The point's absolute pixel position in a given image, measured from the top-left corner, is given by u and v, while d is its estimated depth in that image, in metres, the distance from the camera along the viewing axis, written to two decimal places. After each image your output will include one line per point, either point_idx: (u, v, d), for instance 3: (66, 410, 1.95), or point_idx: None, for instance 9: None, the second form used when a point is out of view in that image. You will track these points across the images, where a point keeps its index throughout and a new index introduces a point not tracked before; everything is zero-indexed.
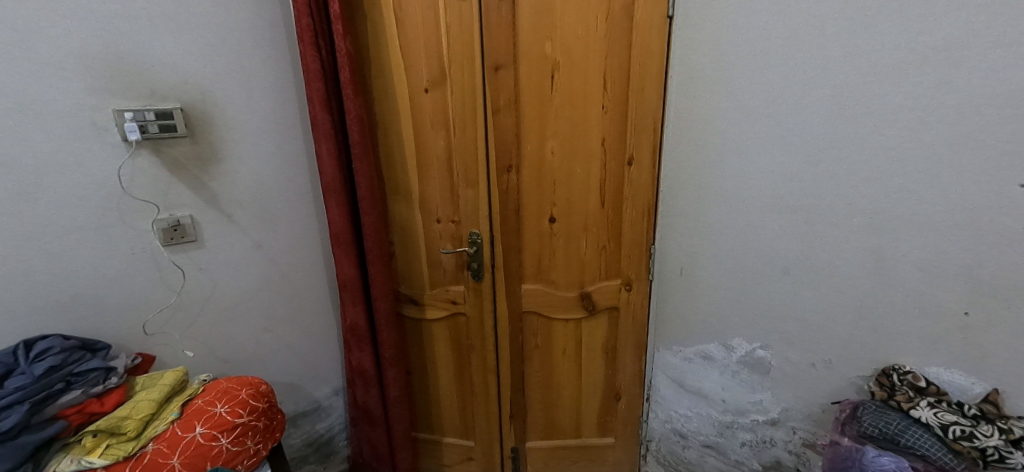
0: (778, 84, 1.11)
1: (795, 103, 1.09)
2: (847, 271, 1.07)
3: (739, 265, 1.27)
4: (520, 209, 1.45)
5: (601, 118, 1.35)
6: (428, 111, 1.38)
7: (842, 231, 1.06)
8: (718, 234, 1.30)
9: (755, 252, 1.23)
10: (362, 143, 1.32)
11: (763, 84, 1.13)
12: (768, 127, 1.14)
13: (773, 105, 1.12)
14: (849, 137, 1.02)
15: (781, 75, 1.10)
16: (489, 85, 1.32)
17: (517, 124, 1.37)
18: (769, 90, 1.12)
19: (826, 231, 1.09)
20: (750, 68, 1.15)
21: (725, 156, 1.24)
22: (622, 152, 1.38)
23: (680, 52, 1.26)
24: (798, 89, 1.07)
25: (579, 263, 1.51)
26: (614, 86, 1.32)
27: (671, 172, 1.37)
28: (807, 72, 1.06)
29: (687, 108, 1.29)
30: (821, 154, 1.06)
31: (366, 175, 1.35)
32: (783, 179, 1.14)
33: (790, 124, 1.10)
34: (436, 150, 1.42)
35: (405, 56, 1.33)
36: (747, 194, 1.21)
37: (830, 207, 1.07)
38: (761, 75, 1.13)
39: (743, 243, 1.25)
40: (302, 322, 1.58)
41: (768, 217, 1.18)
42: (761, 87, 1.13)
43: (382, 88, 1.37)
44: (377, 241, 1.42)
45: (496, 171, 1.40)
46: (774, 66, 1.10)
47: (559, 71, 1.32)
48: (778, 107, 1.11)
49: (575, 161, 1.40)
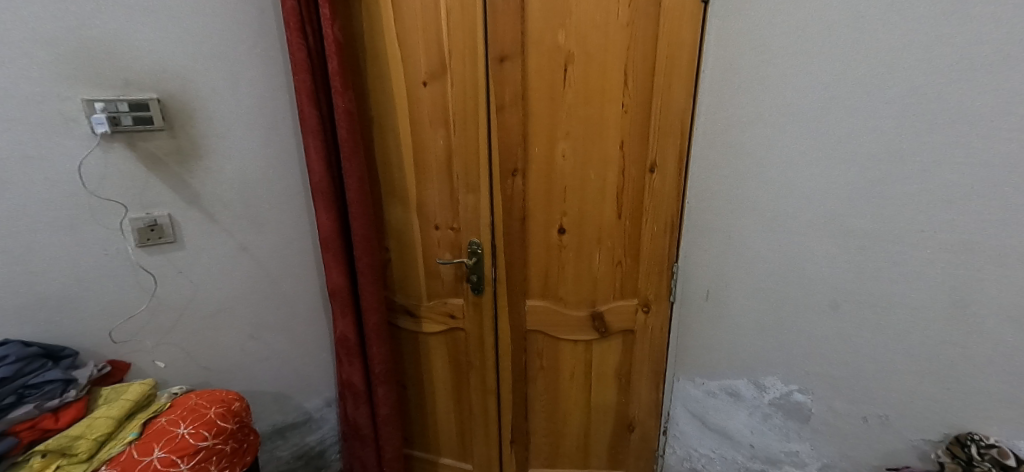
0: (831, 83, 0.91)
1: (852, 104, 0.89)
2: (914, 310, 0.88)
3: (776, 293, 1.08)
4: (526, 218, 1.31)
5: (620, 118, 1.19)
6: (426, 106, 1.25)
7: (909, 262, 0.87)
8: (751, 256, 1.11)
9: (794, 280, 1.03)
10: (352, 141, 1.20)
11: (811, 82, 0.94)
12: (816, 133, 0.95)
13: (822, 108, 0.93)
14: (924, 147, 0.82)
15: (834, 72, 0.90)
16: (494, 79, 1.18)
17: (524, 123, 1.22)
18: (818, 90, 0.93)
19: (890, 261, 0.89)
20: (796, 61, 0.95)
21: (761, 166, 1.05)
22: (643, 157, 1.21)
23: (715, 43, 1.09)
24: (858, 86, 0.88)
25: (591, 279, 1.36)
26: (636, 82, 1.15)
27: (698, 181, 1.20)
28: (870, 66, 0.86)
29: (720, 108, 1.11)
30: (883, 167, 0.87)
31: (356, 176, 1.23)
32: (833, 196, 0.94)
33: (845, 130, 0.90)
34: (435, 150, 1.29)
35: (401, 45, 1.20)
36: (787, 213, 1.02)
37: (895, 231, 0.87)
38: (807, 71, 0.94)
39: (782, 268, 1.06)
40: (291, 329, 1.48)
41: (813, 240, 0.99)
42: (808, 86, 0.94)
43: (377, 81, 1.25)
44: (368, 247, 1.30)
45: (499, 175, 1.26)
46: (827, 58, 0.91)
47: (572, 64, 1.16)
48: (830, 110, 0.92)
49: (588, 167, 1.25)
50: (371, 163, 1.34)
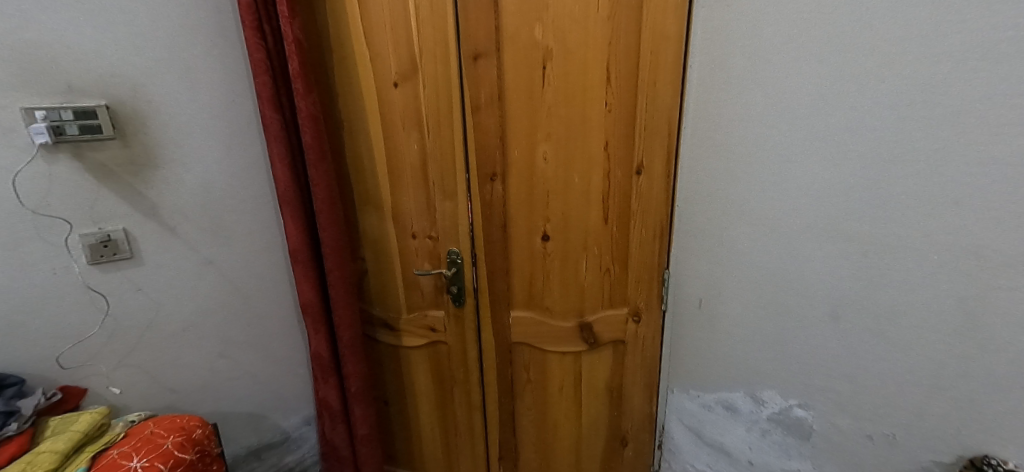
0: (826, 75, 0.84)
1: (851, 99, 0.82)
2: (926, 320, 0.80)
3: (774, 301, 1.01)
4: (507, 224, 1.23)
5: (603, 117, 1.12)
6: (398, 108, 1.18)
7: (913, 271, 0.80)
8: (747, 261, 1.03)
9: (796, 288, 0.96)
10: (317, 147, 1.13)
11: (805, 75, 0.87)
12: (812, 131, 0.88)
13: (818, 102, 0.86)
14: (928, 147, 0.75)
15: (831, 63, 0.83)
16: (468, 78, 1.11)
17: (502, 124, 1.14)
18: (812, 83, 0.86)
19: (893, 269, 0.82)
20: (790, 52, 0.88)
21: (751, 166, 0.99)
22: (629, 158, 1.14)
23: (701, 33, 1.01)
24: (857, 81, 0.81)
25: (577, 289, 1.29)
26: (619, 78, 1.08)
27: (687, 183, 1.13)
28: (869, 58, 0.79)
29: (707, 106, 1.05)
30: (886, 167, 0.79)
31: (323, 183, 1.16)
32: (830, 198, 0.87)
33: (845, 126, 0.83)
34: (409, 154, 1.22)
35: (369, 43, 1.14)
36: (782, 216, 0.95)
37: (898, 237, 0.80)
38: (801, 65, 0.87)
39: (779, 274, 0.98)
40: (264, 346, 1.40)
41: (811, 244, 0.91)
42: (801, 80, 0.87)
43: (345, 81, 1.18)
44: (340, 259, 1.23)
45: (477, 180, 1.19)
46: (823, 49, 0.84)
47: (551, 61, 1.09)
48: (825, 104, 0.85)
49: (571, 169, 1.18)
50: (342, 170, 1.27)
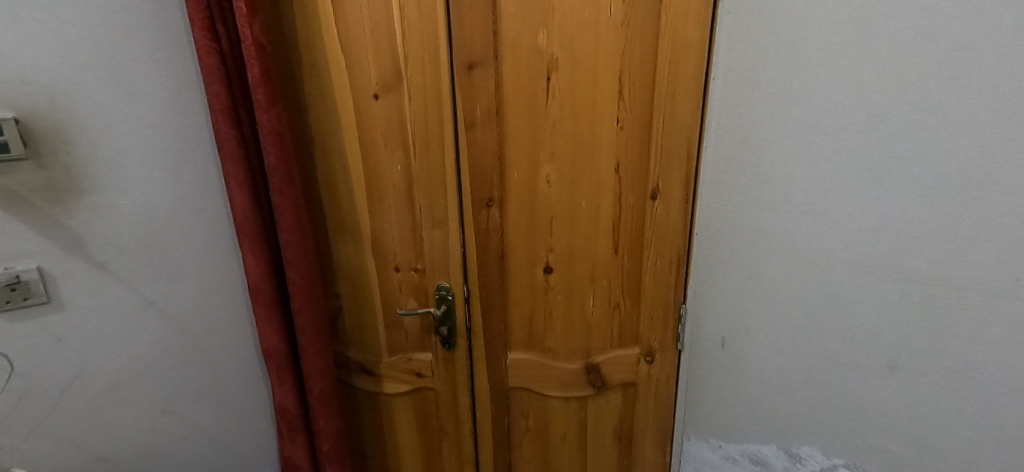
0: (892, 89, 0.69)
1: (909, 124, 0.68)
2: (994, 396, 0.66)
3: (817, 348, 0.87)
4: (505, 256, 1.08)
5: (615, 136, 0.99)
6: (380, 124, 1.03)
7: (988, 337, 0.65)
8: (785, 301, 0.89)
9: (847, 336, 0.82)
10: (285, 169, 0.96)
11: (864, 88, 0.72)
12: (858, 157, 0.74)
13: (875, 123, 0.72)
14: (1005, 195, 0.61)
15: (896, 74, 0.68)
16: (460, 90, 0.97)
17: (500, 143, 1.00)
18: (872, 98, 0.71)
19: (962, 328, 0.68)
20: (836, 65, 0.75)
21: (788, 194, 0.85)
22: (643, 182, 1.02)
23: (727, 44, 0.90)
24: (917, 103, 0.67)
25: (584, 326, 1.14)
26: (634, 92, 0.96)
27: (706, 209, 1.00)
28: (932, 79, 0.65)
29: (728, 123, 0.93)
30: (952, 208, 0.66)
31: (292, 211, 0.98)
32: (882, 235, 0.74)
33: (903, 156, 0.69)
34: (393, 177, 1.06)
35: (345, 50, 0.98)
36: (831, 253, 0.81)
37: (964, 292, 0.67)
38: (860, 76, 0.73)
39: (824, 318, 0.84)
40: (219, 400, 1.18)
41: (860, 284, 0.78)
42: (856, 94, 0.73)
43: (317, 93, 1.02)
44: (312, 298, 1.05)
45: (471, 207, 1.04)
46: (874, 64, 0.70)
47: (556, 72, 0.95)
48: (888, 123, 0.70)
49: (577, 194, 1.04)
50: (314, 193, 1.10)
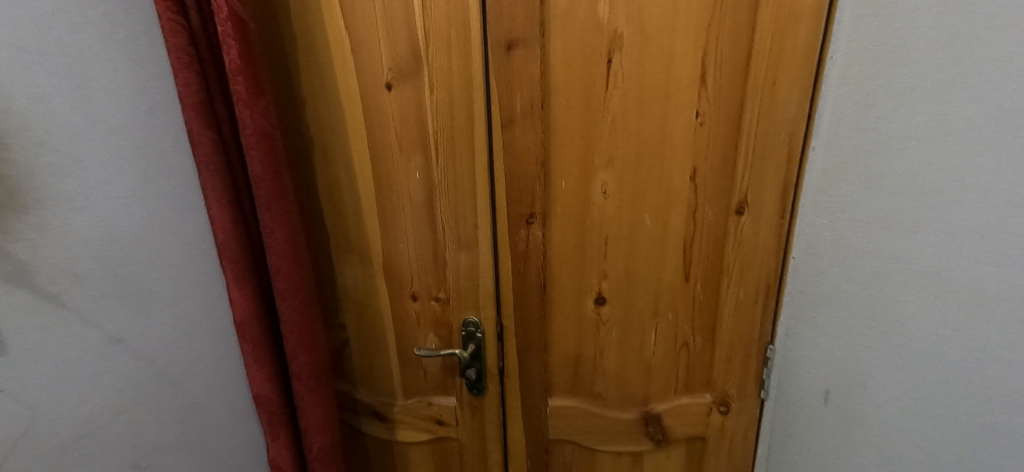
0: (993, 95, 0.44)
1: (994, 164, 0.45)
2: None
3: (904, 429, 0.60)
4: (547, 283, 0.88)
5: (692, 134, 0.78)
6: (395, 121, 0.82)
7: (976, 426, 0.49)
8: (873, 365, 0.65)
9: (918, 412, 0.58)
10: (275, 179, 0.76)
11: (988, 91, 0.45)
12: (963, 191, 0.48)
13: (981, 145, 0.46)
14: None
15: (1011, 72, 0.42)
16: (497, 77, 0.76)
17: (545, 145, 0.79)
18: (990, 104, 0.45)
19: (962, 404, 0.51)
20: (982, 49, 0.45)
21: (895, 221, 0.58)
22: (727, 192, 0.80)
23: (852, 24, 0.65)
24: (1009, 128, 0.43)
25: (643, 368, 0.93)
26: (722, 77, 0.74)
27: (806, 228, 0.78)
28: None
29: (846, 115, 0.67)
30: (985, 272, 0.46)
31: (284, 231, 0.78)
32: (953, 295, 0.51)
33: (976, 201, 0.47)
34: (411, 185, 0.86)
35: (350, 26, 0.78)
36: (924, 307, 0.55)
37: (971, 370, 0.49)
38: (957, 72, 0.49)
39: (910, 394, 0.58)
40: (203, 450, 1.00)
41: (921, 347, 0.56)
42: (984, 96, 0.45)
43: (315, 81, 0.82)
44: (311, 337, 0.86)
45: (506, 223, 0.83)
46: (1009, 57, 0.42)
47: (620, 52, 0.74)
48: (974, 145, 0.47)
49: (641, 208, 0.83)
50: (313, 205, 0.91)
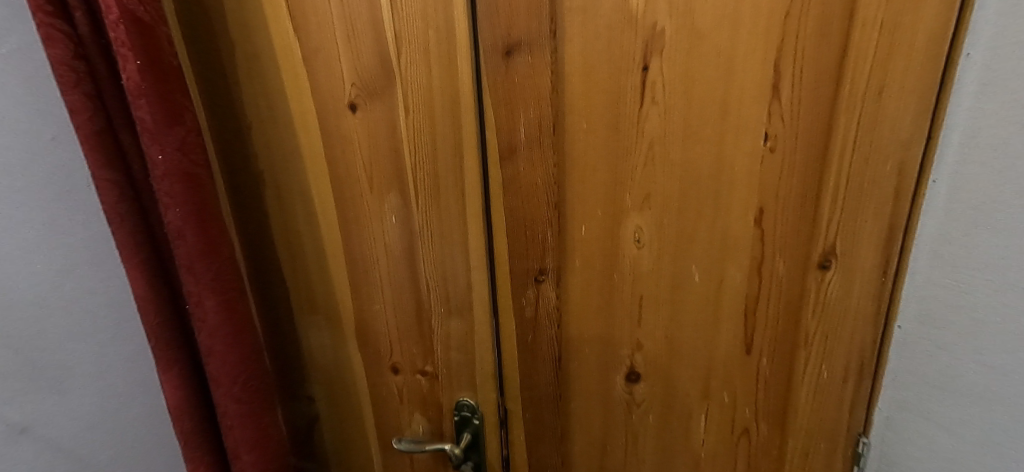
0: None
1: None
2: None
3: None
4: (564, 356, 0.68)
5: (758, 164, 0.57)
6: (363, 151, 0.63)
7: None
8: None
9: None
10: (203, 235, 0.57)
11: None
12: None
13: None
14: None
15: None
16: (493, 94, 0.57)
17: (559, 181, 0.60)
18: None
19: None
20: None
21: None
22: (806, 240, 0.59)
23: (997, 6, 0.43)
24: None
25: (688, 460, 0.72)
26: (802, 87, 0.54)
27: (921, 289, 0.56)
28: None
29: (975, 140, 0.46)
30: None
31: (218, 302, 0.59)
32: None
33: None
34: (386, 232, 0.67)
35: (301, 30, 0.59)
36: None
37: None
38: None
39: None
40: None
41: None
42: None
43: (262, 102, 0.64)
44: (261, 429, 0.67)
45: (510, 282, 0.64)
46: None
47: (659, 55, 0.54)
48: None
49: (687, 261, 0.62)
50: (270, 254, 0.73)
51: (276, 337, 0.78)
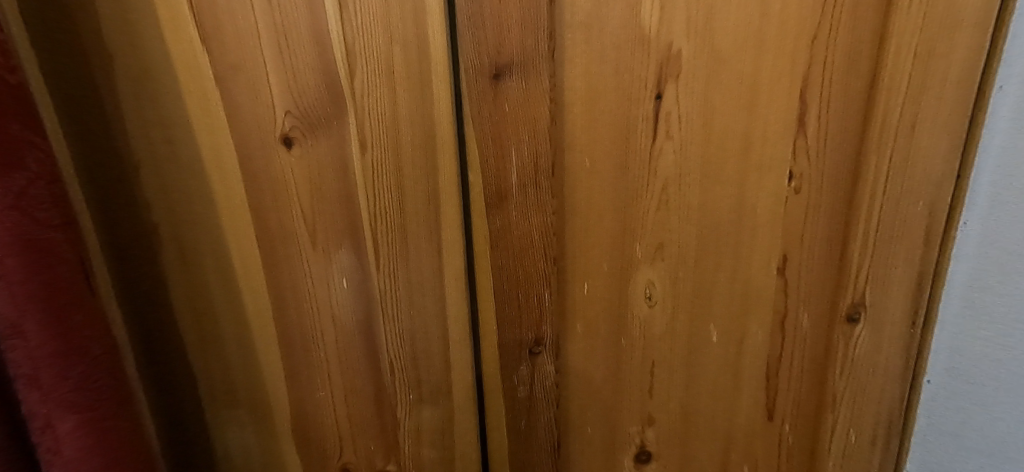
0: None
1: None
2: None
3: None
4: (562, 437, 0.57)
5: (782, 208, 0.50)
6: (303, 199, 0.49)
7: None
8: None
9: None
10: (61, 340, 0.33)
11: None
12: None
13: None
14: None
15: None
16: (479, 130, 0.46)
17: (557, 232, 0.50)
18: None
19: None
20: None
21: None
22: (832, 291, 0.52)
23: None
24: None
25: None
26: (830, 121, 0.47)
27: (956, 342, 0.50)
28: None
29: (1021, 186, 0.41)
30: None
31: (86, 442, 0.36)
32: None
33: None
34: (335, 301, 0.52)
35: (209, 39, 0.44)
36: None
37: None
38: None
39: None
40: None
41: None
42: None
43: (157, 134, 0.47)
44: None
45: (500, 353, 0.53)
46: None
47: (675, 82, 0.46)
48: None
49: (704, 320, 0.54)
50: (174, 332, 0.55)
51: (182, 439, 0.59)
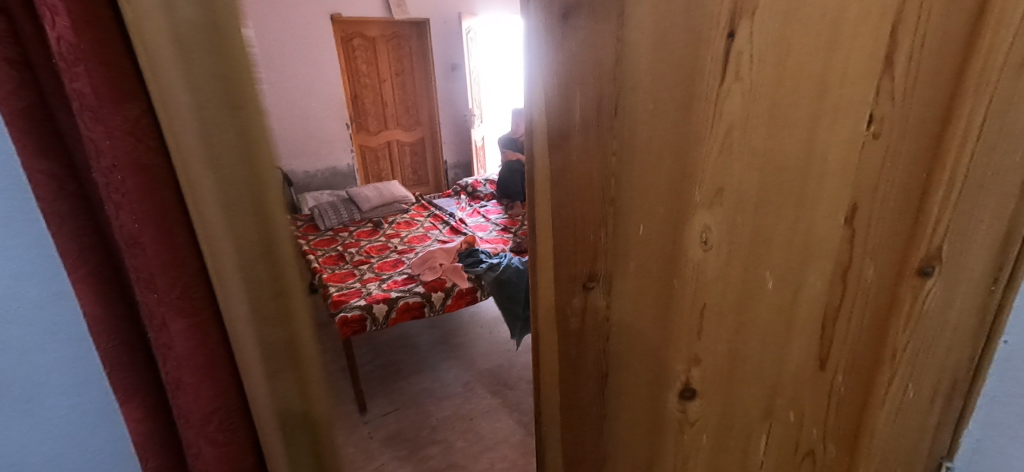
0: None
1: None
2: None
3: None
4: (610, 367, 0.61)
5: (857, 153, 0.48)
6: None
7: None
8: None
9: None
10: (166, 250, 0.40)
11: None
12: None
13: None
14: None
15: None
16: (549, 68, 0.48)
17: (614, 174, 0.52)
18: None
19: None
20: None
21: None
22: (903, 244, 0.51)
23: None
24: None
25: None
26: (922, 63, 0.44)
27: None
28: None
29: None
30: None
31: (192, 343, 0.43)
32: None
33: None
34: None
35: None
36: None
37: None
38: None
39: None
40: None
41: None
42: None
43: None
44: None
45: (557, 288, 0.56)
46: None
47: (750, 19, 0.44)
48: None
49: (761, 266, 0.54)
50: None
51: None
